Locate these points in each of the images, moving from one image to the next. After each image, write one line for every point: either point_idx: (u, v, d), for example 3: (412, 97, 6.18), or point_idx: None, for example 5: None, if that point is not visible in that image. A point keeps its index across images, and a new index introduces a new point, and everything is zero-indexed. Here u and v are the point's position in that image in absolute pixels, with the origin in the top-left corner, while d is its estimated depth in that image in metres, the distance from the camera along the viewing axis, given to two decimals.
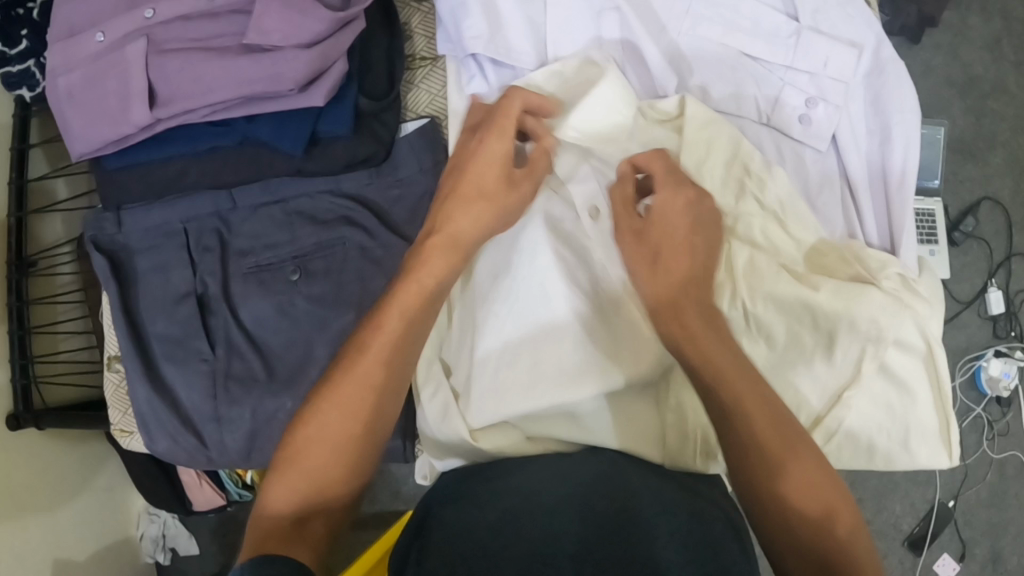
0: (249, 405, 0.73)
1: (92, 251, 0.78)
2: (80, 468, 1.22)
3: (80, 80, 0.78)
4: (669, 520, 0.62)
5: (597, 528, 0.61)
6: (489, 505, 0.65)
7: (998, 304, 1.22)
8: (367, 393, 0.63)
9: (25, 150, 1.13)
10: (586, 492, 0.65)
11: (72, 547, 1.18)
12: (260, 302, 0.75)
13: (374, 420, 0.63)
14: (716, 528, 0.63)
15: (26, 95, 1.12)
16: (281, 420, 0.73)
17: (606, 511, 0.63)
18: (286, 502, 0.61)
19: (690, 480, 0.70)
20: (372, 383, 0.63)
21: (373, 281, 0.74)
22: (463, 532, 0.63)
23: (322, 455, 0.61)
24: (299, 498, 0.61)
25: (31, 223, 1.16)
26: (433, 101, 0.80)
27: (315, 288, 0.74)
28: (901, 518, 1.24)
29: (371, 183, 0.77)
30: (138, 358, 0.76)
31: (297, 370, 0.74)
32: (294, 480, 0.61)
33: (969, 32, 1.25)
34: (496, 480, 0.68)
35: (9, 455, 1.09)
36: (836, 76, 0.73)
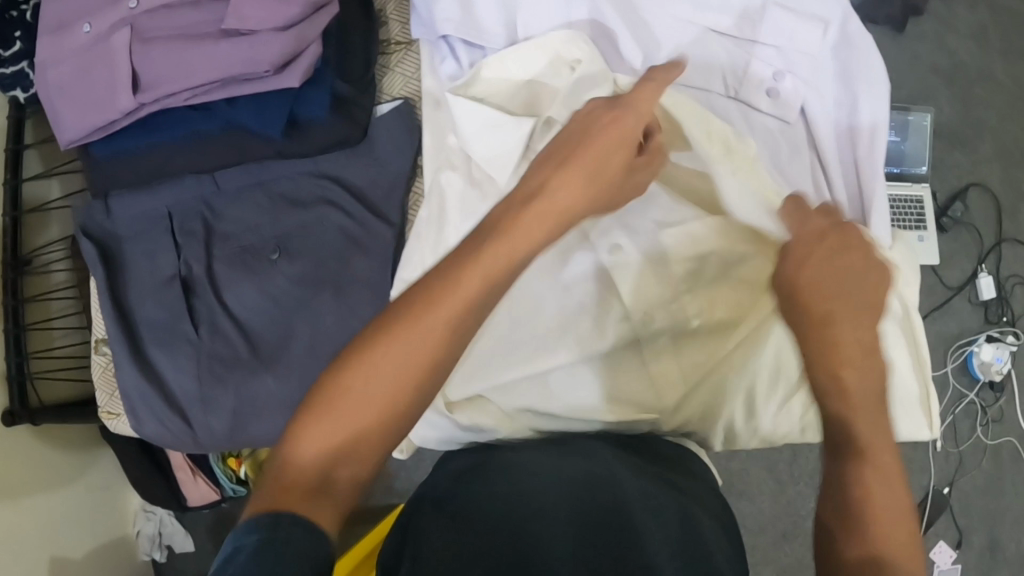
0: (233, 383, 0.76)
1: (81, 238, 0.80)
2: (76, 464, 1.23)
3: (70, 72, 0.80)
4: (660, 523, 0.60)
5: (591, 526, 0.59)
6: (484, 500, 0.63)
7: (989, 289, 1.22)
8: (438, 354, 0.50)
9: (19, 151, 1.14)
10: (578, 493, 0.63)
11: (69, 542, 1.19)
12: (244, 284, 0.78)
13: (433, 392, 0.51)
14: (705, 534, 0.61)
15: (20, 96, 1.14)
16: (264, 396, 0.76)
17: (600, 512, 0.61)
18: (316, 458, 0.47)
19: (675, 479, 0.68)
20: (442, 347, 0.50)
21: (352, 259, 0.78)
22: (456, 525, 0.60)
23: (373, 412, 0.49)
24: (336, 448, 0.48)
25: (26, 223, 1.17)
26: (408, 84, 0.82)
27: (297, 266, 0.78)
28: None
29: (350, 164, 0.79)
30: (126, 340, 0.78)
31: (279, 346, 0.78)
32: (331, 432, 0.48)
33: (955, 21, 1.25)
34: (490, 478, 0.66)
35: (9, 454, 1.10)
36: (803, 51, 0.73)
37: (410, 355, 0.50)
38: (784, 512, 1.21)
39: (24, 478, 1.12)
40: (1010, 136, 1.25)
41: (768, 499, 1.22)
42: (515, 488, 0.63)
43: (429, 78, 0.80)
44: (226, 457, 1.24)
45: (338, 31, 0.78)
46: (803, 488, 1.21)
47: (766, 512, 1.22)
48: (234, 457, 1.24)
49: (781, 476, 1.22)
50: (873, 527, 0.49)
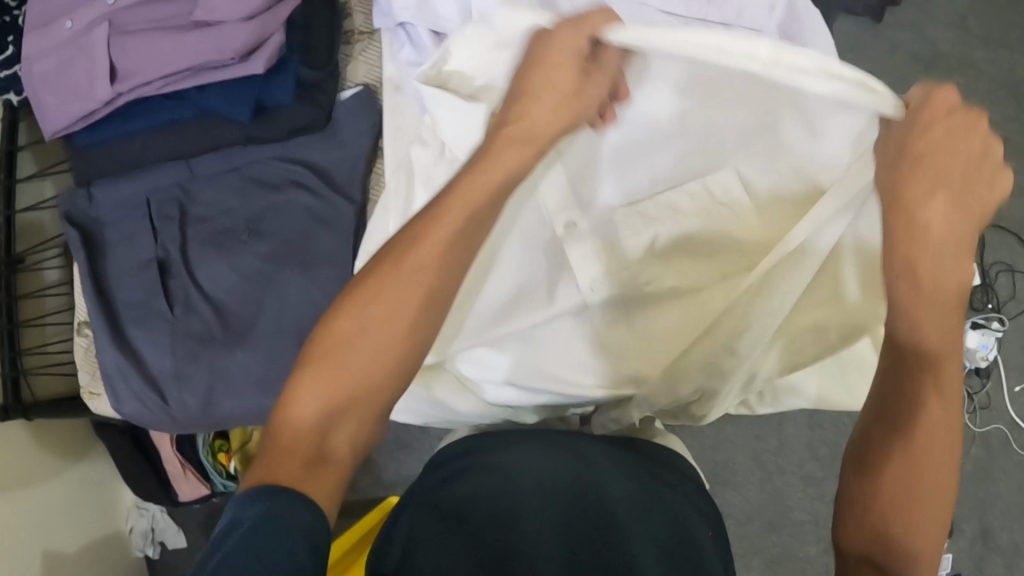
0: (205, 362, 0.78)
1: (66, 224, 0.81)
2: (69, 460, 1.24)
3: (54, 67, 0.81)
4: (644, 521, 0.66)
5: (578, 523, 0.65)
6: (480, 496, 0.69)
7: (974, 275, 1.22)
8: (415, 295, 0.59)
9: (14, 153, 1.16)
10: (566, 491, 0.68)
11: (63, 539, 1.19)
12: (218, 265, 0.80)
13: (419, 328, 0.60)
14: (688, 527, 0.67)
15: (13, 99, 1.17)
16: (237, 375, 0.78)
17: (586, 510, 0.67)
18: (311, 409, 0.57)
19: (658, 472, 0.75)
20: (421, 286, 0.59)
21: (318, 239, 0.80)
22: (454, 517, 0.66)
23: (359, 359, 0.58)
24: (330, 413, 0.57)
25: (19, 222, 1.20)
26: (369, 71, 0.85)
27: (268, 246, 0.81)
28: None
29: (316, 147, 0.82)
30: (106, 322, 0.79)
31: (249, 324, 0.79)
32: (323, 382, 0.57)
33: (933, 10, 1.26)
34: (482, 473, 0.72)
35: (10, 447, 1.12)
36: (748, 27, 0.81)
37: (379, 324, 0.59)
38: (771, 500, 1.21)
39: (19, 472, 1.13)
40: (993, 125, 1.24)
41: (754, 488, 1.22)
42: (501, 483, 0.70)
43: (389, 63, 0.83)
44: (216, 453, 1.25)
45: (302, 18, 0.80)
46: (789, 477, 1.21)
47: (752, 501, 1.22)
48: (224, 453, 1.25)
49: (767, 465, 1.22)
50: (913, 506, 0.53)
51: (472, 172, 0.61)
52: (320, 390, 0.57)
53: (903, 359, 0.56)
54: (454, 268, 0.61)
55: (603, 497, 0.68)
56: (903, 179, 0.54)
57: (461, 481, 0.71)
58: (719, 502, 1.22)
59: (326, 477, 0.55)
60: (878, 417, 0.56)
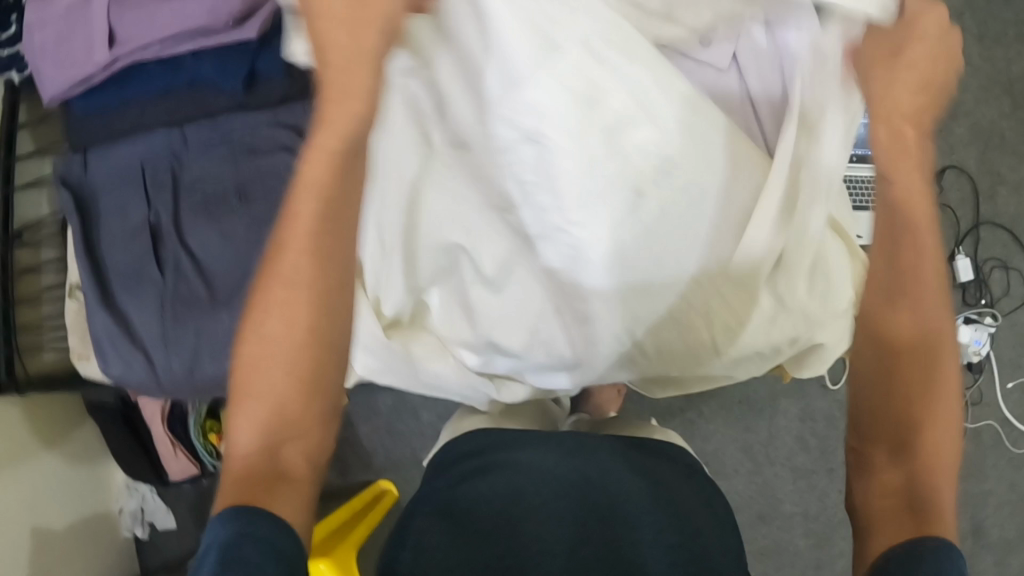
0: (192, 323, 0.79)
1: (59, 189, 0.82)
2: (61, 437, 1.24)
3: (52, 34, 0.79)
4: (648, 514, 0.68)
5: (586, 521, 0.67)
6: (483, 499, 0.69)
7: (967, 271, 1.21)
8: (302, 298, 0.60)
9: (13, 131, 1.18)
10: (570, 489, 0.70)
11: (53, 517, 1.19)
12: (205, 230, 0.81)
13: (322, 327, 0.61)
14: (696, 521, 0.70)
15: (15, 78, 1.18)
16: (223, 339, 0.79)
17: (591, 504, 0.69)
18: (252, 440, 0.61)
19: (657, 465, 0.77)
20: (304, 287, 0.60)
21: None
22: (460, 520, 0.67)
23: (270, 380, 0.61)
24: (266, 433, 0.61)
25: (17, 200, 1.21)
26: None
27: (257, 210, 0.81)
28: None
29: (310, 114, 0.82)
30: (96, 287, 0.80)
31: (236, 289, 0.80)
32: (255, 411, 0.61)
33: None
34: (489, 474, 0.72)
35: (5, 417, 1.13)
36: None
37: (278, 359, 0.61)
38: (760, 492, 1.21)
39: (11, 448, 1.13)
40: (986, 117, 1.26)
41: (743, 480, 1.22)
42: (511, 479, 0.71)
43: None
44: (206, 433, 1.25)
45: None
46: (779, 469, 1.22)
47: (741, 492, 1.22)
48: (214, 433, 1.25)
49: (757, 457, 1.22)
50: (924, 457, 0.63)
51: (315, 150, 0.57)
52: (253, 425, 0.61)
53: (886, 332, 0.66)
54: (342, 240, 0.60)
55: (609, 496, 0.70)
56: (892, 88, 0.60)
57: (469, 479, 0.73)
58: None
59: (285, 497, 0.59)
60: (875, 381, 0.66)
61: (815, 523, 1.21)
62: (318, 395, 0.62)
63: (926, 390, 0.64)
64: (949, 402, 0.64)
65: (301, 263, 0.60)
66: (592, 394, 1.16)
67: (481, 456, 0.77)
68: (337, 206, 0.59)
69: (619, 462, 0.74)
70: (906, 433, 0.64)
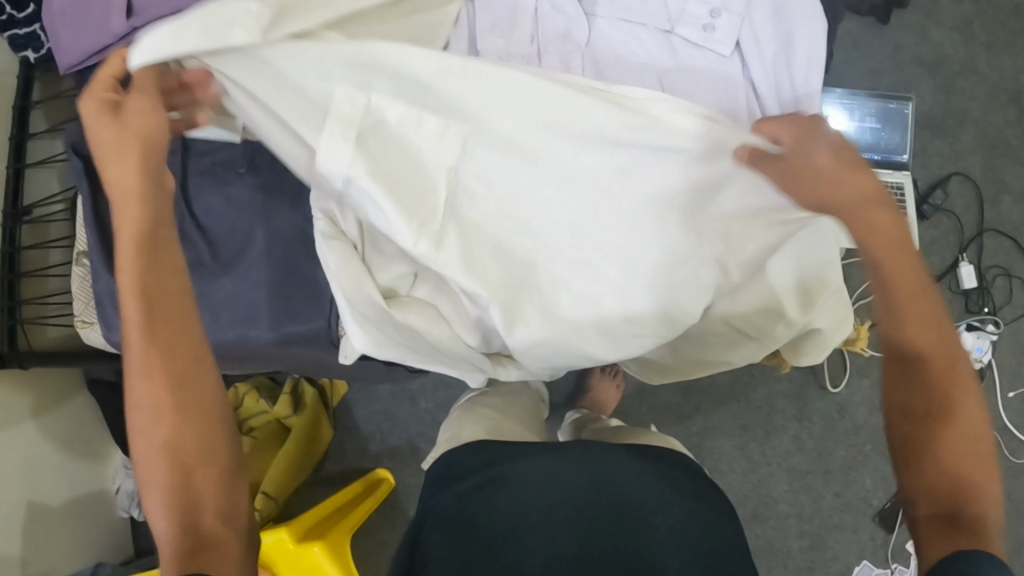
0: (199, 288, 0.81)
1: (70, 155, 0.82)
2: (59, 411, 1.24)
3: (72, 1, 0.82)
4: (660, 517, 0.69)
5: (590, 534, 0.69)
6: (488, 513, 0.70)
7: (970, 278, 1.22)
8: (159, 382, 0.61)
9: (26, 108, 1.20)
10: (575, 497, 0.71)
11: (47, 491, 1.18)
12: (213, 194, 0.82)
13: (191, 397, 0.62)
14: (714, 517, 0.71)
15: (32, 57, 1.20)
16: (223, 301, 0.81)
17: (596, 516, 0.70)
18: (169, 526, 0.60)
19: (683, 476, 0.75)
20: (158, 370, 0.60)
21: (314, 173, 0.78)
22: (471, 537, 0.69)
23: (161, 468, 0.61)
24: (182, 514, 0.60)
25: (28, 176, 1.22)
26: None
27: (261, 177, 0.81)
28: (870, 494, 1.21)
29: None
30: (103, 250, 0.81)
31: (238, 254, 0.82)
32: (163, 499, 0.61)
33: (938, 13, 1.29)
34: (493, 491, 0.72)
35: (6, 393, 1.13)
36: None
37: (156, 447, 0.61)
38: (754, 491, 1.21)
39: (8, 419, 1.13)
40: (991, 125, 1.27)
41: (739, 478, 1.21)
42: (516, 492, 0.71)
43: None
44: None
45: None
46: (775, 468, 1.21)
47: (736, 491, 1.21)
48: None
49: (753, 456, 1.21)
50: (962, 471, 0.61)
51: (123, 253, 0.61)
52: (165, 510, 0.61)
53: (909, 357, 0.64)
54: (181, 324, 0.62)
55: (616, 504, 0.70)
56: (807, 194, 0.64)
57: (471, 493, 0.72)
58: None
59: (219, 559, 0.59)
60: (909, 412, 0.64)
61: (809, 524, 1.21)
62: (217, 453, 0.63)
63: (953, 396, 0.63)
64: (977, 419, 0.62)
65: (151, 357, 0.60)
66: (591, 388, 1.17)
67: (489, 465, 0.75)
68: (159, 286, 0.61)
69: (625, 465, 0.73)
70: (955, 460, 0.62)
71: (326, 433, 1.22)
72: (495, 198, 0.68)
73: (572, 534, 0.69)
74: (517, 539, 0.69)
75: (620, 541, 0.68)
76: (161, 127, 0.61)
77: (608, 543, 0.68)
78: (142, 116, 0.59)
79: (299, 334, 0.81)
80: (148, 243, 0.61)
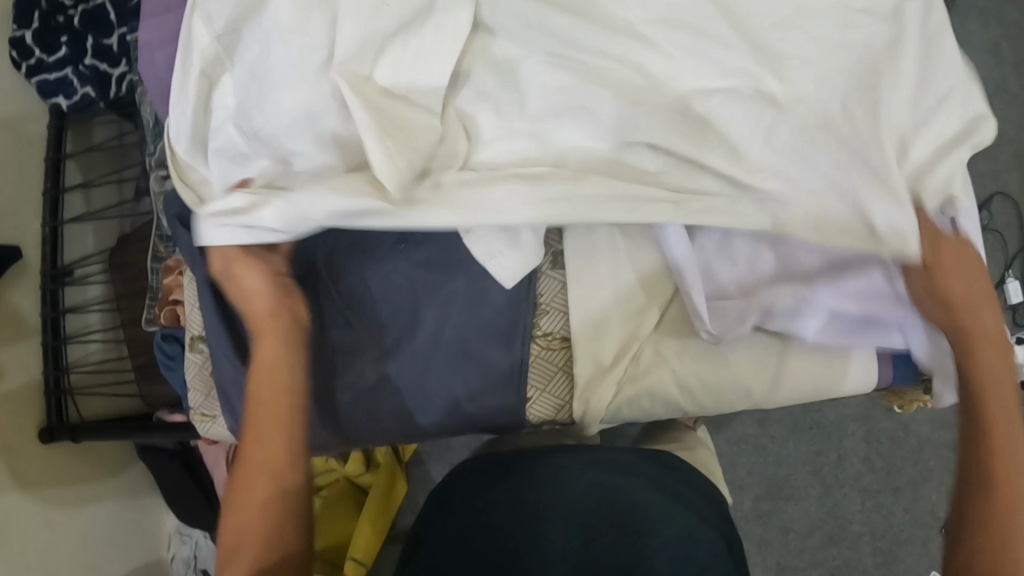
0: (352, 377, 0.71)
1: (180, 229, 0.73)
2: (93, 482, 1.14)
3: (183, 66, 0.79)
4: (669, 528, 0.70)
5: (607, 546, 0.68)
6: (492, 511, 0.72)
7: (1018, 292, 1.26)
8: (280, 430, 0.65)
9: (60, 160, 1.12)
10: (588, 506, 0.72)
11: (105, 565, 1.12)
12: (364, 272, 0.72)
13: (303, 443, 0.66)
14: (707, 539, 0.71)
15: (63, 104, 1.11)
16: (384, 392, 0.71)
17: (608, 526, 0.70)
18: None
19: (685, 491, 0.77)
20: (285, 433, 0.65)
21: (477, 297, 0.71)
22: (458, 542, 0.71)
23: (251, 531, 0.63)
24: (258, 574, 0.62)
25: (66, 233, 1.15)
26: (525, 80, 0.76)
27: (422, 253, 0.72)
28: (936, 506, 1.22)
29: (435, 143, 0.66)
30: (228, 335, 0.72)
31: (400, 340, 0.71)
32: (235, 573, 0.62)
33: (971, 37, 1.33)
34: (503, 483, 0.74)
35: (45, 471, 1.06)
36: None
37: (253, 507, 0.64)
38: (830, 513, 1.23)
39: (32, 489, 1.03)
40: None
41: (814, 502, 1.23)
42: (519, 483, 0.74)
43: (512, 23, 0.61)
44: None
45: None
46: (847, 490, 1.23)
47: (813, 515, 1.23)
48: None
49: (827, 479, 1.23)
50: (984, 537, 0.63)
51: (262, 369, 0.66)
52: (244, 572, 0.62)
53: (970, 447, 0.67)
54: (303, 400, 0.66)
55: (623, 507, 0.72)
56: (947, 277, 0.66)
57: (457, 505, 0.75)
58: (781, 516, 1.23)
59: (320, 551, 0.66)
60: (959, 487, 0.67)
61: (882, 542, 1.22)
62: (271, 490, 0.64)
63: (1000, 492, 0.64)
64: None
65: (280, 354, 0.66)
66: None
67: (501, 472, 0.77)
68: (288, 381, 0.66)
69: (649, 482, 0.75)
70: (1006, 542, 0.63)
71: (400, 490, 1.20)
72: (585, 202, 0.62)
73: (574, 524, 0.70)
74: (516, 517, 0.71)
75: (620, 539, 0.69)
76: (276, 287, 0.67)
77: (615, 541, 0.69)
78: (255, 281, 0.67)
79: (471, 416, 0.73)
80: (283, 332, 0.67)
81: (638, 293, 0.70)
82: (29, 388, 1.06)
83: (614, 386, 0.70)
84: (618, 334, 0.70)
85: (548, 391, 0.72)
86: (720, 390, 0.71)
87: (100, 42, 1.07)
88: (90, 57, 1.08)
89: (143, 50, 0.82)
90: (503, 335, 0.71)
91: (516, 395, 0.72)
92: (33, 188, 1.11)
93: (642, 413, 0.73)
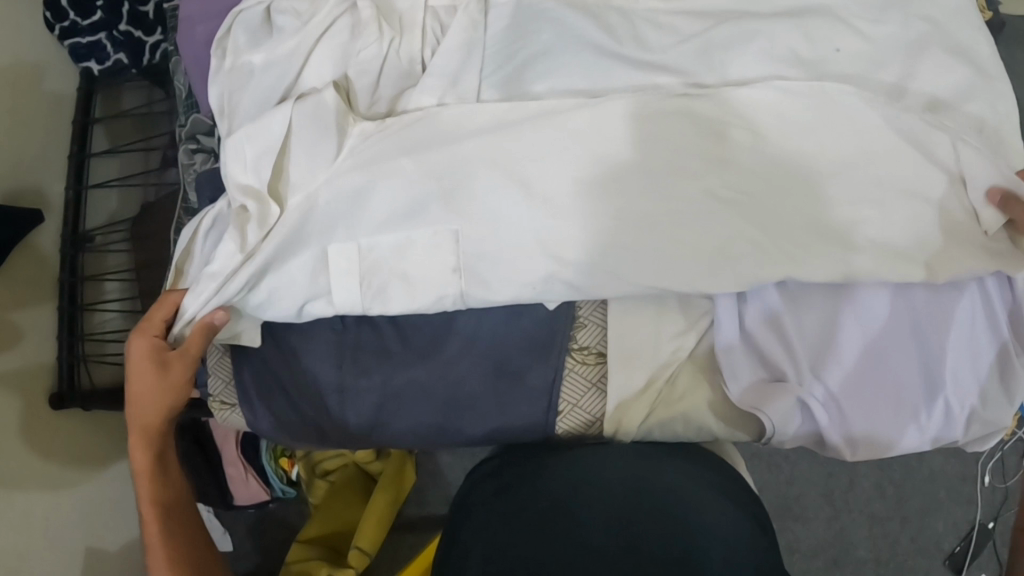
0: (379, 376, 0.73)
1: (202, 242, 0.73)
2: (98, 448, 1.13)
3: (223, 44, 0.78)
4: (714, 513, 0.63)
5: (643, 524, 0.62)
6: (525, 500, 0.66)
7: None
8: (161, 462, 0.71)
9: (88, 124, 1.10)
10: (622, 494, 0.65)
11: (108, 532, 1.12)
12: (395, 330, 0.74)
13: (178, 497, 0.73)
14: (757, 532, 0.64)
15: (94, 68, 1.09)
16: (411, 392, 0.72)
17: (644, 508, 0.64)
18: None
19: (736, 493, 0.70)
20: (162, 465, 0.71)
21: (508, 339, 0.73)
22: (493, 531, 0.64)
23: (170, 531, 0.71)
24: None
25: (89, 198, 1.13)
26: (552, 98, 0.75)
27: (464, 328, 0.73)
28: (943, 538, 1.22)
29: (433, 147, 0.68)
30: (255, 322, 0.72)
31: (432, 343, 0.73)
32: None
33: (1016, 66, 1.30)
34: (539, 475, 0.69)
35: (52, 437, 1.04)
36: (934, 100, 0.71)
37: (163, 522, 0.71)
38: (836, 536, 1.22)
39: (40, 457, 1.01)
40: None
41: (822, 524, 1.22)
42: (548, 476, 0.68)
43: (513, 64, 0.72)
44: (278, 457, 1.18)
45: None
46: (857, 515, 1.22)
47: (819, 536, 1.22)
48: (286, 457, 1.19)
49: (836, 501, 1.23)
50: None
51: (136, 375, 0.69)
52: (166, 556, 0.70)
53: None
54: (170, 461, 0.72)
55: (662, 495, 0.65)
56: None
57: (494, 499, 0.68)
58: (789, 535, 1.22)
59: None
60: None
61: (885, 568, 1.21)
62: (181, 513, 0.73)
63: None
64: None
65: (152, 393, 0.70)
66: None
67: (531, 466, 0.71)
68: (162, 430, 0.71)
69: (688, 474, 0.69)
70: None
71: (410, 481, 1.20)
72: (608, 228, 0.68)
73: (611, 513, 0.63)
74: (550, 505, 0.65)
75: (655, 521, 0.62)
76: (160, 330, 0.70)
77: (651, 525, 0.62)
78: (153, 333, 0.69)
79: (504, 422, 0.73)
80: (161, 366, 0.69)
81: (676, 316, 0.73)
82: (42, 353, 1.04)
83: (648, 406, 0.72)
84: (651, 354, 0.72)
85: (580, 406, 0.73)
86: (738, 422, 0.73)
87: (136, 8, 1.07)
88: (126, 23, 1.07)
89: (184, 24, 0.80)
90: (539, 352, 0.73)
91: (549, 409, 0.73)
92: (62, 151, 1.10)
93: (674, 437, 0.75)
